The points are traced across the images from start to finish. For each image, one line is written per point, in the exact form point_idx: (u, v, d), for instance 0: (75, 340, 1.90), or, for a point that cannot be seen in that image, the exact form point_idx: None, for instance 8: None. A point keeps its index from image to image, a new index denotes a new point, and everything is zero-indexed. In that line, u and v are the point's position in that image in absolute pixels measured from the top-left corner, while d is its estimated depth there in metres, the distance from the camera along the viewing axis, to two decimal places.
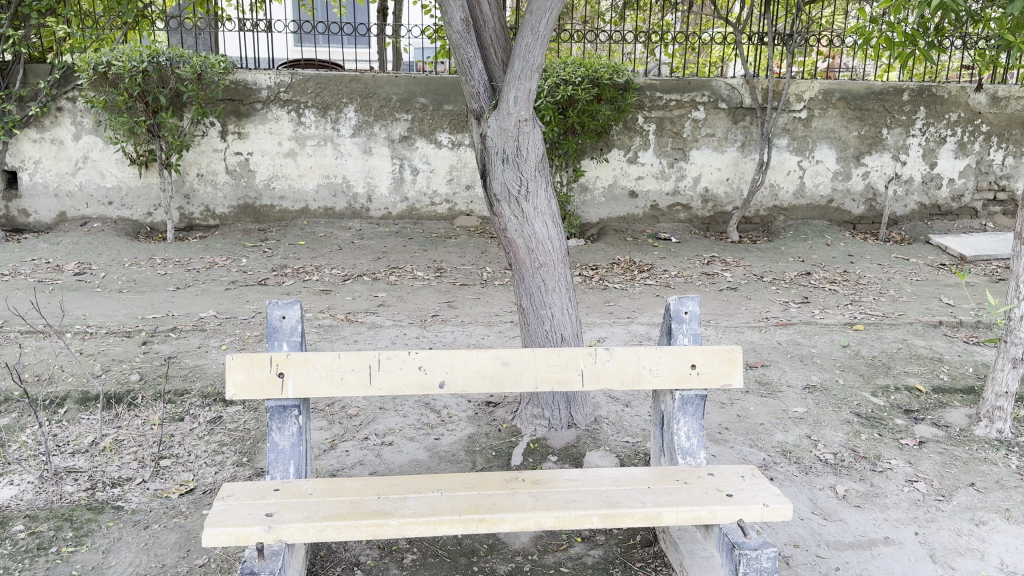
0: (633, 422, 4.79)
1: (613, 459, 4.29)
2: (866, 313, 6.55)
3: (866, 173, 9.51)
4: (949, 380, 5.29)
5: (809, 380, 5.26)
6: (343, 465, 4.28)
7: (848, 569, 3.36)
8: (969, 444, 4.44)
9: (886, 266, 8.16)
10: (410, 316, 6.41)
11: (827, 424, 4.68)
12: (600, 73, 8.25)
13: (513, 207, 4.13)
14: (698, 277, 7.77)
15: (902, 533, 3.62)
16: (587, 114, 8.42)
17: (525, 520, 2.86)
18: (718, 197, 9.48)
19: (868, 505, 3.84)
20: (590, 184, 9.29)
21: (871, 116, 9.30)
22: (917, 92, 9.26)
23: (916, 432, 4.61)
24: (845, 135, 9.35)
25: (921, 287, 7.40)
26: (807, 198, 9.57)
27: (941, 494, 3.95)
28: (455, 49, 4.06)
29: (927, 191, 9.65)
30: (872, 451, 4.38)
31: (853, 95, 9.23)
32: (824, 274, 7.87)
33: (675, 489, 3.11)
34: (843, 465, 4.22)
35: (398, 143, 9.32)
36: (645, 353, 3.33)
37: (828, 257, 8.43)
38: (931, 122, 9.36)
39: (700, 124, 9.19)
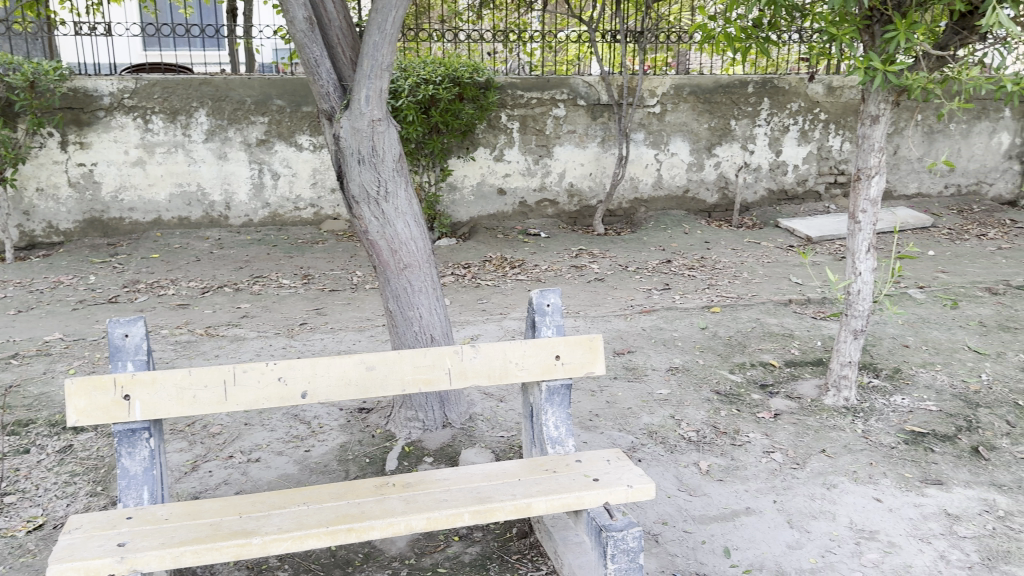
0: (506, 416, 4.82)
1: (488, 455, 4.30)
2: (722, 296, 6.89)
3: (718, 163, 10.00)
4: (799, 353, 5.64)
5: (672, 362, 5.47)
6: (207, 486, 4.09)
7: (713, 541, 3.52)
8: (819, 413, 4.74)
9: (740, 250, 8.61)
10: (276, 326, 6.20)
11: (689, 403, 4.88)
12: (459, 71, 8.29)
13: (373, 208, 4.06)
14: (567, 270, 7.92)
15: (761, 502, 3.82)
16: (450, 113, 8.40)
17: (394, 524, 2.81)
18: (583, 191, 9.71)
19: (729, 478, 4.04)
20: (459, 183, 9.29)
21: (719, 108, 9.78)
22: (761, 84, 9.81)
23: (771, 405, 4.88)
24: (696, 127, 9.79)
25: (772, 268, 7.85)
26: (666, 189, 9.96)
27: (796, 462, 4.20)
28: (300, 49, 3.94)
29: (774, 177, 10.25)
30: (732, 426, 4.61)
31: (702, 89, 9.66)
32: (683, 261, 8.22)
33: (546, 478, 3.15)
34: (705, 441, 4.42)
35: (255, 147, 8.98)
36: (510, 346, 3.35)
37: (687, 245, 8.81)
38: (774, 112, 9.95)
39: (561, 121, 9.38)
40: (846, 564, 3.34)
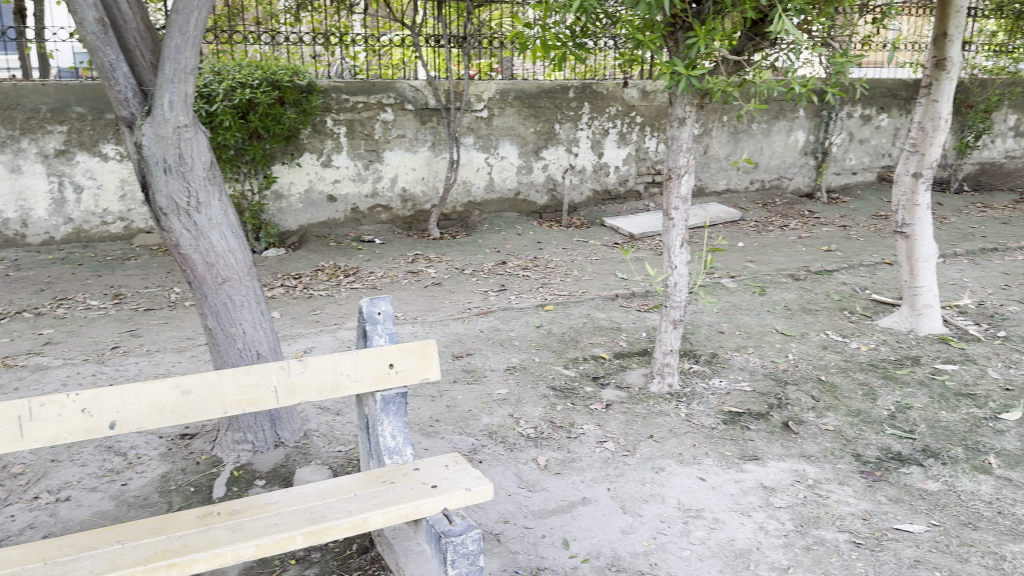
0: (344, 430, 4.70)
1: (325, 471, 4.17)
2: (554, 294, 7.09)
3: (545, 165, 10.28)
4: (627, 345, 5.90)
5: (509, 362, 5.56)
6: (7, 534, 3.68)
7: (552, 534, 3.60)
8: (647, 400, 4.98)
9: (570, 249, 8.92)
10: (85, 352, 5.69)
11: (527, 401, 4.97)
12: (279, 75, 8.02)
13: (185, 220, 3.81)
14: (403, 276, 7.85)
15: (596, 491, 3.96)
16: (271, 118, 8.09)
17: (221, 555, 2.65)
18: (417, 197, 9.67)
19: (566, 471, 4.15)
20: (285, 190, 8.96)
21: (544, 113, 10.05)
22: (581, 89, 10.19)
23: (602, 397, 5.06)
24: (523, 131, 10.00)
25: (599, 265, 8.19)
26: (497, 192, 10.12)
27: (627, 450, 4.38)
28: (92, 52, 3.63)
29: (598, 178, 10.68)
30: (567, 420, 4.74)
31: (526, 94, 9.89)
32: (516, 262, 8.38)
33: (383, 491, 3.09)
34: (543, 437, 4.52)
35: (53, 158, 8.21)
36: (341, 358, 3.25)
37: (519, 246, 8.99)
38: (595, 115, 10.37)
39: (390, 126, 9.28)
40: (676, 544, 3.52)
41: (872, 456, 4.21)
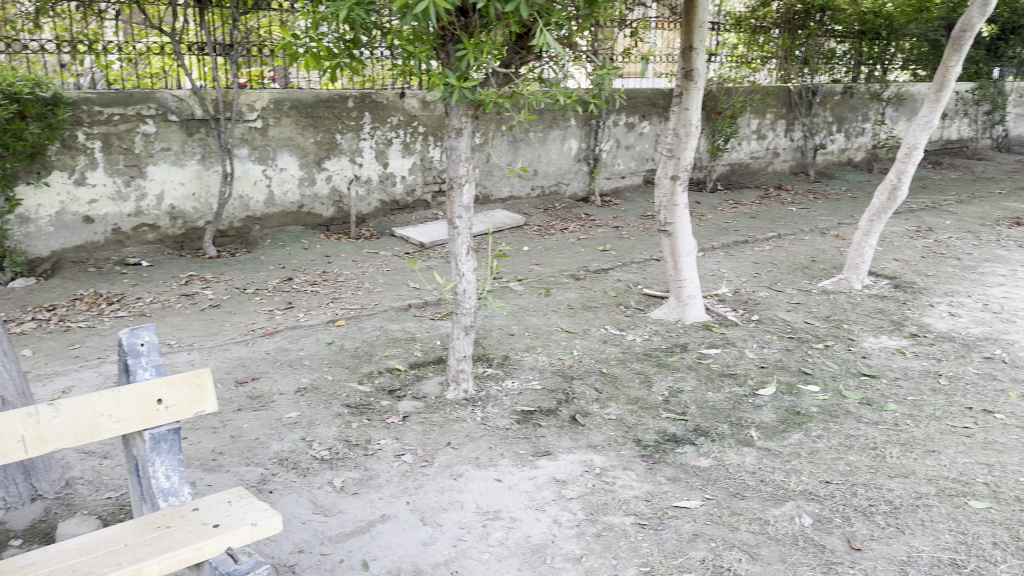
0: (114, 474, 4.27)
1: (93, 522, 3.78)
2: (345, 308, 6.91)
3: (328, 177, 9.36)
4: (422, 355, 5.87)
5: (299, 384, 5.33)
6: None
7: (350, 557, 3.52)
8: (444, 408, 4.96)
9: (360, 261, 8.54)
10: None
11: (319, 422, 4.79)
12: (16, 86, 7.06)
13: None
14: (177, 300, 7.22)
15: (395, 506, 3.92)
16: (10, 134, 7.13)
17: None
18: (187, 213, 8.58)
19: (363, 490, 4.07)
20: (31, 214, 7.60)
21: (323, 123, 9.13)
22: (360, 98, 9.34)
23: (399, 409, 4.97)
24: (301, 141, 9.06)
25: (391, 276, 8.06)
26: (278, 206, 9.13)
27: (425, 460, 4.36)
28: None
29: (385, 189, 9.86)
30: (363, 436, 4.62)
31: (302, 104, 8.96)
32: (304, 277, 7.96)
33: (158, 537, 2.85)
34: (337, 457, 4.39)
35: None
36: (100, 398, 2.94)
37: (306, 261, 8.44)
38: (376, 125, 9.54)
39: (151, 138, 8.15)
40: (476, 549, 3.57)
41: (652, 440, 4.50)
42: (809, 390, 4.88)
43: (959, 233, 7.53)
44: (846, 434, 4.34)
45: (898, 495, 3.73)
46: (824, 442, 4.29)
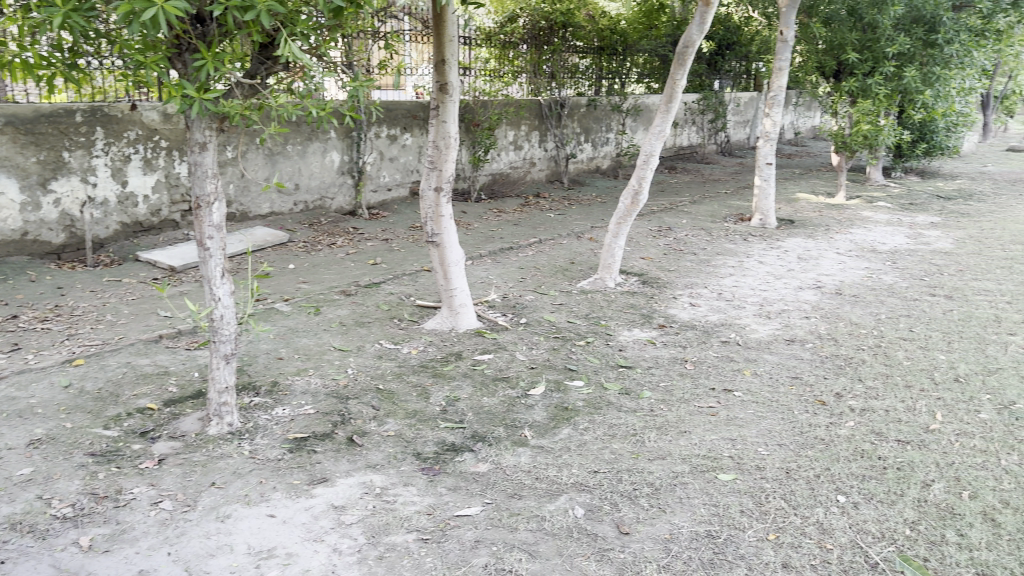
0: None
1: None
2: (85, 344, 5.92)
3: (56, 200, 7.51)
4: (178, 390, 5.18)
5: (30, 436, 4.45)
6: None
7: None
8: (206, 445, 4.31)
9: (101, 291, 7.01)
10: None
11: (59, 475, 4.02)
12: None
13: None
14: None
15: (156, 559, 3.33)
16: None
17: None
18: None
19: (116, 545, 3.43)
20: None
21: (46, 139, 7.34)
22: (90, 112, 7.58)
23: (154, 451, 4.28)
24: (20, 161, 7.19)
25: (137, 305, 6.83)
26: None
27: (187, 504, 3.74)
28: None
29: (126, 211, 8.04)
30: (112, 487, 3.90)
31: (19, 119, 7.13)
32: (32, 313, 6.49)
33: None
34: (82, 513, 3.67)
35: None
36: None
37: (35, 293, 6.82)
38: (110, 141, 7.76)
39: None
40: None
41: (431, 452, 4.17)
42: (574, 386, 4.88)
43: (698, 232, 8.01)
44: (609, 424, 4.32)
45: (655, 477, 3.72)
46: (592, 435, 4.23)
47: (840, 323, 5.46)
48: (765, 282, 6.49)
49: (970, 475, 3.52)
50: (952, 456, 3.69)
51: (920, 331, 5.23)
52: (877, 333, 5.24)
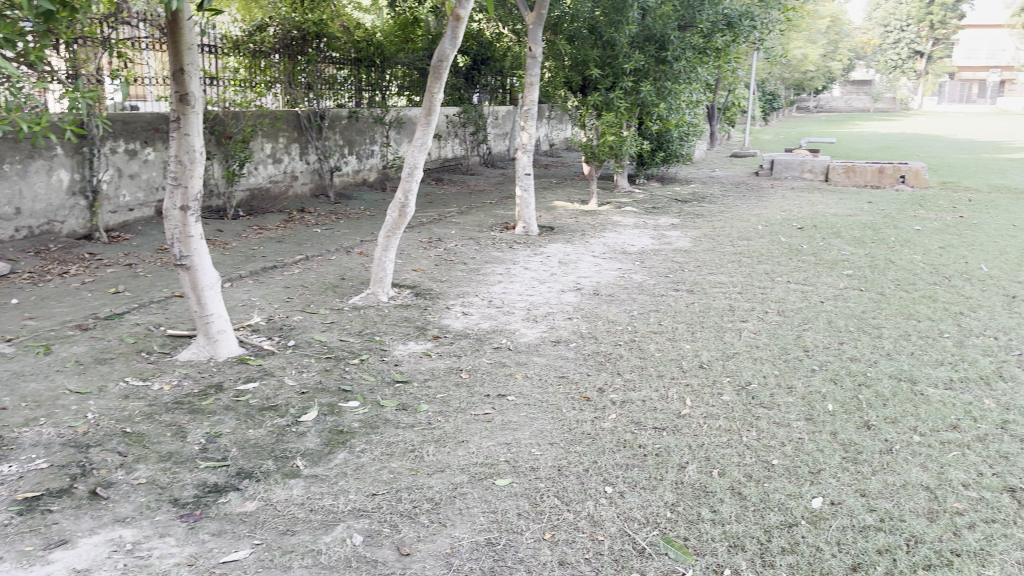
0: None
1: None
2: None
3: None
4: None
5: None
6: None
7: None
8: None
9: None
10: None
11: None
12: None
13: None
14: None
15: None
16: None
17: None
18: None
19: None
20: None
21: None
22: None
23: None
24: None
25: None
26: None
27: None
28: None
29: None
30: None
31: None
32: None
33: None
34: None
35: None
36: None
37: None
38: None
39: None
40: None
41: (201, 483, 2.37)
42: (348, 407, 2.89)
43: (449, 228, 6.36)
44: (388, 439, 2.59)
45: (436, 490, 2.26)
46: (371, 455, 2.52)
47: (599, 322, 3.87)
48: (532, 287, 4.57)
49: (719, 452, 2.45)
50: (704, 437, 2.56)
51: (668, 324, 3.83)
52: (634, 328, 3.75)
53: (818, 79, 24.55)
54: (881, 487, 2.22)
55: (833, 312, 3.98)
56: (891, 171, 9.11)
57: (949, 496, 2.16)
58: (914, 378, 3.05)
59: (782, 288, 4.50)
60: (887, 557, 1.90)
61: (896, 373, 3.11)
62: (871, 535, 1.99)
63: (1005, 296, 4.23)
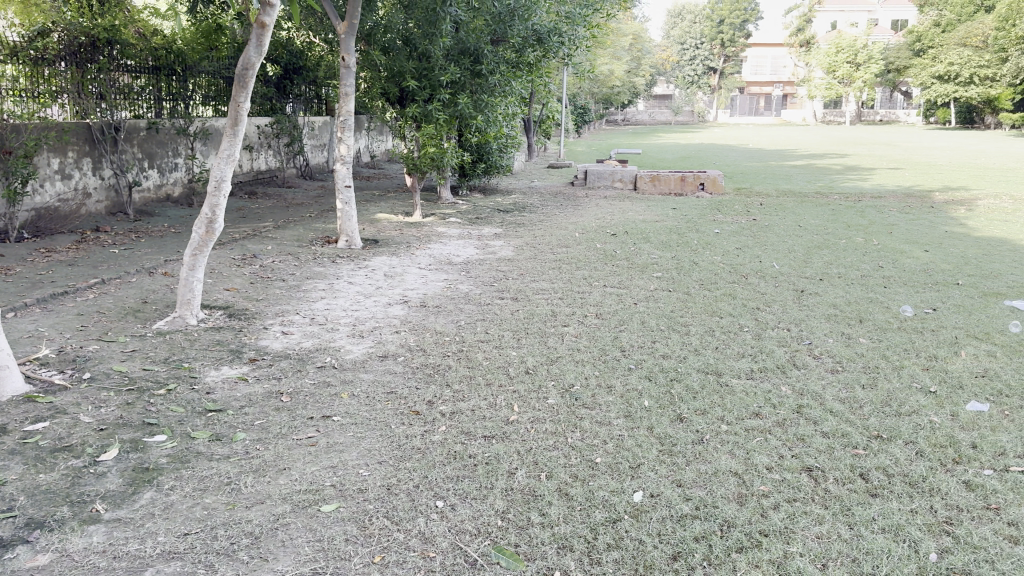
0: None
1: None
2: None
3: None
4: None
5: None
6: None
7: None
8: None
9: None
10: None
11: None
12: None
13: None
14: None
15: None
16: None
17: None
18: None
19: None
20: None
21: None
22: None
23: None
24: None
25: None
26: None
27: None
28: None
29: None
30: None
31: None
32: None
33: None
34: None
35: None
36: None
37: None
38: None
39: None
40: None
41: None
42: (156, 441, 2.66)
43: (266, 244, 6.08)
44: (203, 473, 2.41)
45: (256, 524, 2.13)
46: (183, 493, 2.32)
47: (427, 334, 3.84)
48: (356, 302, 4.46)
49: (545, 455, 2.50)
50: (531, 442, 2.60)
51: (494, 332, 3.86)
52: (461, 339, 3.75)
53: (625, 91, 25.97)
54: (695, 476, 2.36)
55: (646, 313, 4.20)
56: (692, 180, 9.82)
57: (755, 480, 2.33)
58: (720, 370, 3.28)
59: (600, 292, 4.69)
60: (703, 543, 2.01)
61: (703, 367, 3.32)
62: (688, 523, 2.10)
63: (794, 291, 4.65)
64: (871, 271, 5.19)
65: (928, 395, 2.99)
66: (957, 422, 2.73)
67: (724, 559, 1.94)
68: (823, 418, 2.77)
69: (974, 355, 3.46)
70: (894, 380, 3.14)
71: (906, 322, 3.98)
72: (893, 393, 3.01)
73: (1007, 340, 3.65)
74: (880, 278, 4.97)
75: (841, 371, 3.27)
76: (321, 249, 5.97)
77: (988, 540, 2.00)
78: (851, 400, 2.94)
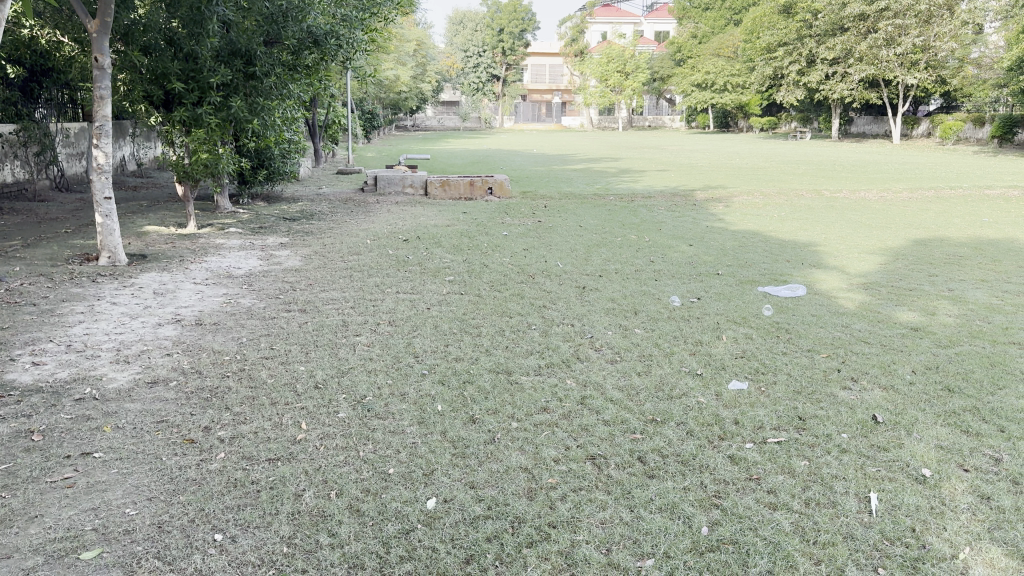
0: None
1: None
2: None
3: None
4: None
5: None
6: None
7: None
8: None
9: None
10: None
11: None
12: None
13: None
14: None
15: None
16: None
17: None
18: None
19: None
20: None
21: None
22: None
23: None
24: None
25: None
26: None
27: None
28: None
29: None
30: None
31: None
32: None
33: None
34: None
35: None
36: None
37: None
38: None
39: None
40: None
41: None
42: None
43: (11, 264, 5.38)
44: None
45: None
46: None
47: (204, 354, 3.58)
48: (121, 324, 4.07)
49: (335, 473, 2.40)
50: (319, 460, 2.50)
51: (279, 347, 3.68)
52: (242, 357, 3.53)
53: (412, 97, 26.03)
54: (486, 477, 2.37)
55: (438, 317, 4.20)
56: (479, 184, 10.03)
57: (543, 473, 2.39)
58: (509, 369, 3.35)
59: (392, 298, 4.64)
60: (494, 543, 2.03)
61: (493, 367, 3.37)
62: (480, 525, 2.11)
63: (576, 288, 4.88)
64: (644, 265, 5.57)
65: (695, 377, 3.25)
66: (721, 401, 2.98)
67: (515, 556, 1.97)
68: (604, 407, 2.91)
69: (733, 337, 3.82)
70: (665, 366, 3.38)
71: (675, 312, 4.30)
72: (665, 378, 3.23)
73: (760, 322, 4.07)
74: (651, 272, 5.35)
75: (619, 361, 3.46)
76: (79, 267, 5.38)
77: (752, 509, 2.19)
78: (628, 388, 3.12)
